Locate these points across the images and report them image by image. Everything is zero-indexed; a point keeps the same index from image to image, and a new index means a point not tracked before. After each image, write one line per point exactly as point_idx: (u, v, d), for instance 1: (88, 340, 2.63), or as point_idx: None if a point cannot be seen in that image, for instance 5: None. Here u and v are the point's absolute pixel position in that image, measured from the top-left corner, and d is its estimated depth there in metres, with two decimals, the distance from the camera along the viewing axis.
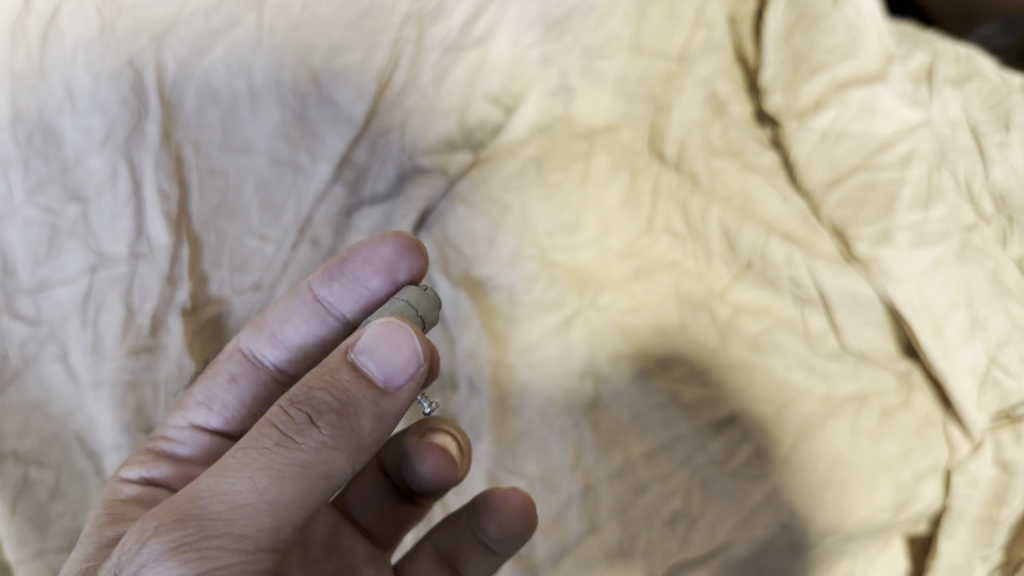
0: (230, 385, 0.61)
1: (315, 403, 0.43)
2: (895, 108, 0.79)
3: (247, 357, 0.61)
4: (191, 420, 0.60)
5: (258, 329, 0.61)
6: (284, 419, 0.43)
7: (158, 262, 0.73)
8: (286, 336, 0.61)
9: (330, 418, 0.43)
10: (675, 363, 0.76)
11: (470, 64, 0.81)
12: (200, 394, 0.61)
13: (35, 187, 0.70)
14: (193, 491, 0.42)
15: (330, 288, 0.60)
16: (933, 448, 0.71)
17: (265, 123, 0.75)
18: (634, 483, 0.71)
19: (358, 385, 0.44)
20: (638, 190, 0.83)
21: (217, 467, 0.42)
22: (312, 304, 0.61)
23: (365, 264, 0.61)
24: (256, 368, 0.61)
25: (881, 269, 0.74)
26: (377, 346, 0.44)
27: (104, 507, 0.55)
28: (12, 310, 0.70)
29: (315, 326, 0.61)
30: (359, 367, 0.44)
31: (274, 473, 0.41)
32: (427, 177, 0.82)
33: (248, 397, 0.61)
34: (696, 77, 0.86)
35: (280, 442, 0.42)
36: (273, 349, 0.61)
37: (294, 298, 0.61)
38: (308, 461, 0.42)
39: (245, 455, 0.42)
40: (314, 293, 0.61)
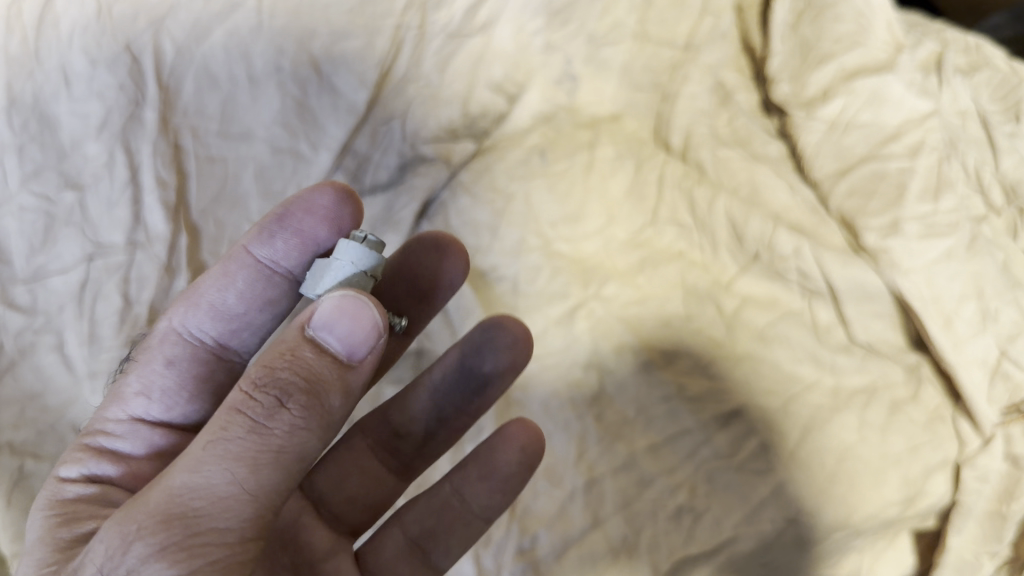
0: (167, 369, 0.54)
1: (285, 384, 0.40)
2: (904, 99, 0.78)
3: (184, 338, 0.54)
4: (131, 412, 0.53)
5: (195, 305, 0.55)
6: (251, 405, 0.40)
7: (156, 251, 0.71)
8: (229, 308, 0.55)
9: (303, 398, 0.40)
10: (681, 356, 0.75)
11: (474, 50, 0.80)
12: (136, 383, 0.53)
13: (31, 174, 0.70)
14: (167, 490, 0.39)
15: (268, 249, 0.54)
16: (943, 442, 0.69)
17: (264, 109, 0.74)
18: (639, 477, 0.70)
19: (321, 362, 0.41)
20: (644, 179, 0.82)
21: (190, 462, 0.39)
22: (251, 267, 0.55)
23: (308, 216, 0.54)
24: (191, 347, 0.54)
25: (890, 259, 0.72)
26: (335, 322, 0.41)
27: (40, 510, 0.47)
28: (8, 300, 0.69)
29: (257, 291, 0.55)
30: (319, 343, 0.41)
31: (251, 462, 0.39)
32: (430, 166, 0.80)
33: (188, 381, 0.54)
34: (702, 66, 0.84)
35: (253, 429, 0.39)
36: (213, 325, 0.55)
37: (230, 262, 0.55)
38: (282, 445, 0.40)
39: (218, 448, 0.39)
40: (252, 255, 0.55)
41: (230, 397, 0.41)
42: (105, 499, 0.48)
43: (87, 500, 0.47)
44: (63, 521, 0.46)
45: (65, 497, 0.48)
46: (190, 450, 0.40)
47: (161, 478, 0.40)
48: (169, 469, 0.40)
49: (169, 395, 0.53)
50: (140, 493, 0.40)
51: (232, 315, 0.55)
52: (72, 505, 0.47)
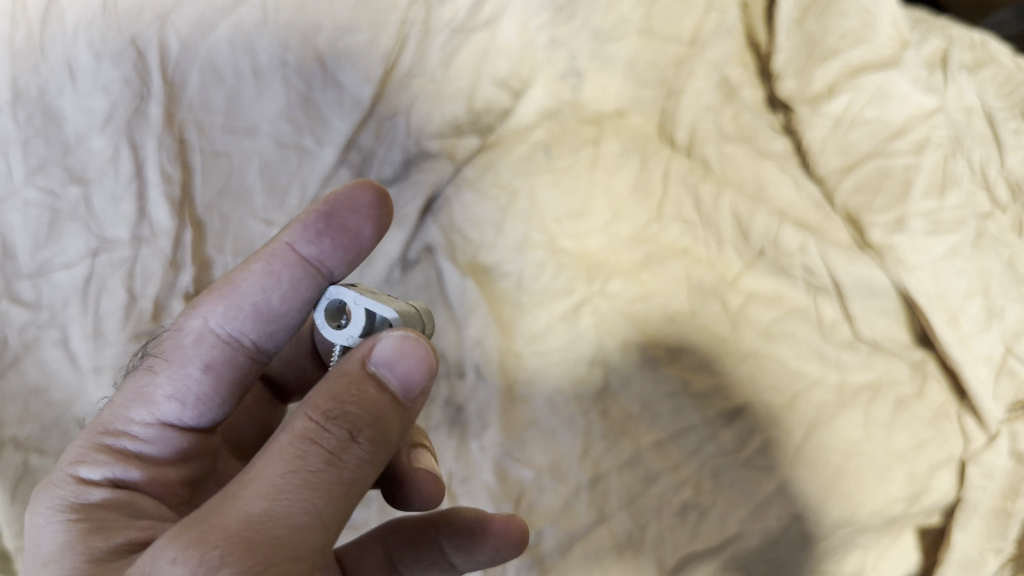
0: (202, 373, 0.48)
1: (357, 420, 0.39)
2: (910, 94, 0.77)
3: (220, 340, 0.48)
4: (160, 416, 0.48)
5: (235, 307, 0.48)
6: (324, 436, 0.38)
7: (160, 246, 0.71)
8: (273, 310, 0.49)
9: (371, 436, 0.39)
10: (686, 352, 0.74)
11: (479, 46, 0.80)
12: (167, 386, 0.48)
13: (36, 168, 0.70)
14: (241, 518, 0.36)
15: (312, 245, 0.49)
16: (948, 439, 0.69)
17: (269, 105, 0.74)
18: (644, 473, 0.70)
19: (386, 398, 0.40)
20: (649, 175, 0.82)
21: (264, 490, 0.37)
22: (293, 263, 0.48)
23: (354, 216, 0.50)
24: (228, 351, 0.48)
25: (895, 256, 0.72)
26: (400, 359, 0.40)
27: (63, 516, 0.43)
28: (12, 295, 0.69)
29: (299, 291, 0.49)
30: (384, 379, 0.40)
31: (327, 493, 0.38)
32: (434, 161, 0.80)
33: (223, 386, 0.49)
34: (707, 62, 0.84)
35: (328, 461, 0.38)
36: (254, 327, 0.49)
37: (273, 259, 0.48)
38: (352, 478, 0.39)
39: (296, 478, 0.37)
40: (297, 254, 0.49)
41: (295, 424, 0.38)
42: (135, 507, 0.45)
43: (118, 506, 0.44)
44: (96, 530, 0.42)
45: (93, 502, 0.44)
46: (256, 477, 0.37)
47: (220, 505, 0.37)
48: (230, 496, 0.37)
49: (204, 402, 0.48)
50: (194, 520, 0.37)
51: (275, 317, 0.49)
52: (101, 513, 0.43)
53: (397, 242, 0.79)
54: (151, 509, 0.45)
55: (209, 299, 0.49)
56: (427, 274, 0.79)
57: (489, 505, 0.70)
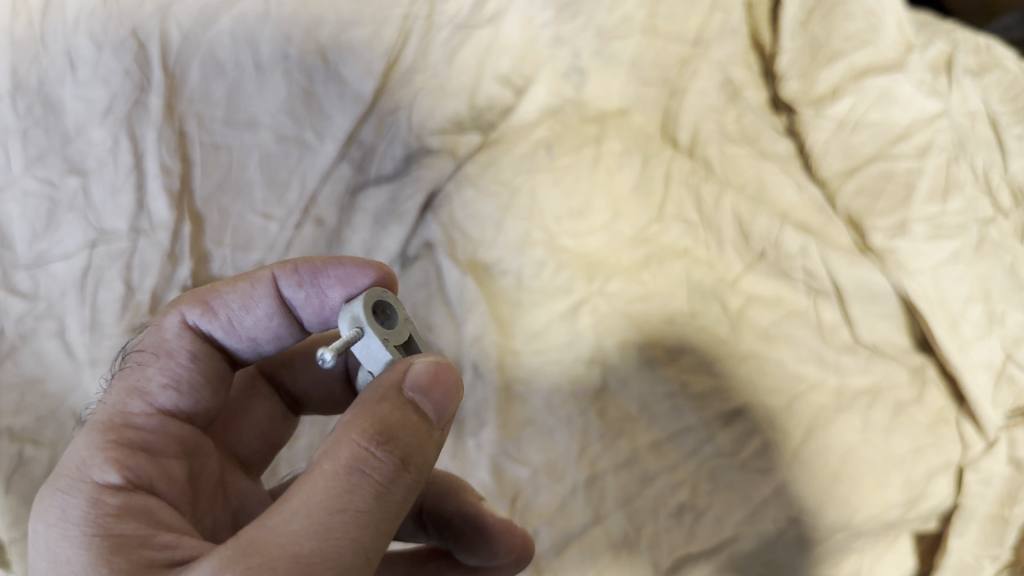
0: (189, 364, 0.52)
1: (402, 451, 0.41)
2: (915, 98, 0.77)
3: (199, 338, 0.53)
4: (156, 405, 0.51)
5: (213, 313, 0.53)
6: (372, 467, 0.40)
7: (158, 238, 0.71)
8: (244, 329, 0.54)
9: (414, 466, 0.41)
10: (685, 353, 0.74)
11: (481, 42, 0.79)
12: (159, 376, 0.51)
13: (35, 158, 0.69)
14: (292, 555, 0.37)
15: (296, 290, 0.54)
16: (947, 444, 0.69)
17: (270, 98, 0.73)
18: (641, 474, 0.70)
19: (424, 427, 0.43)
20: (651, 174, 0.81)
21: (314, 527, 0.38)
22: (272, 297, 0.54)
23: (340, 283, 0.54)
24: (207, 349, 0.54)
25: (897, 260, 0.72)
26: (434, 389, 0.43)
27: (83, 529, 0.42)
28: (9, 286, 0.69)
29: (275, 322, 0.55)
30: (420, 405, 0.43)
31: (374, 524, 0.39)
32: (435, 158, 0.80)
33: (206, 378, 0.53)
34: (711, 61, 0.84)
35: (376, 492, 0.40)
36: (226, 337, 0.54)
37: (258, 286, 0.54)
38: (395, 508, 0.41)
39: (346, 513, 0.39)
40: (279, 289, 0.54)
41: (340, 454, 0.40)
42: (152, 516, 0.44)
43: (134, 514, 0.43)
44: (117, 546, 0.41)
45: (109, 513, 0.43)
46: (304, 510, 0.38)
47: (267, 533, 0.38)
48: (277, 528, 0.38)
49: (193, 389, 0.52)
50: (240, 553, 0.37)
51: (244, 336, 0.55)
52: (120, 524, 0.42)
53: (397, 239, 0.78)
54: (165, 515, 0.44)
55: (191, 297, 0.54)
56: (426, 270, 0.78)
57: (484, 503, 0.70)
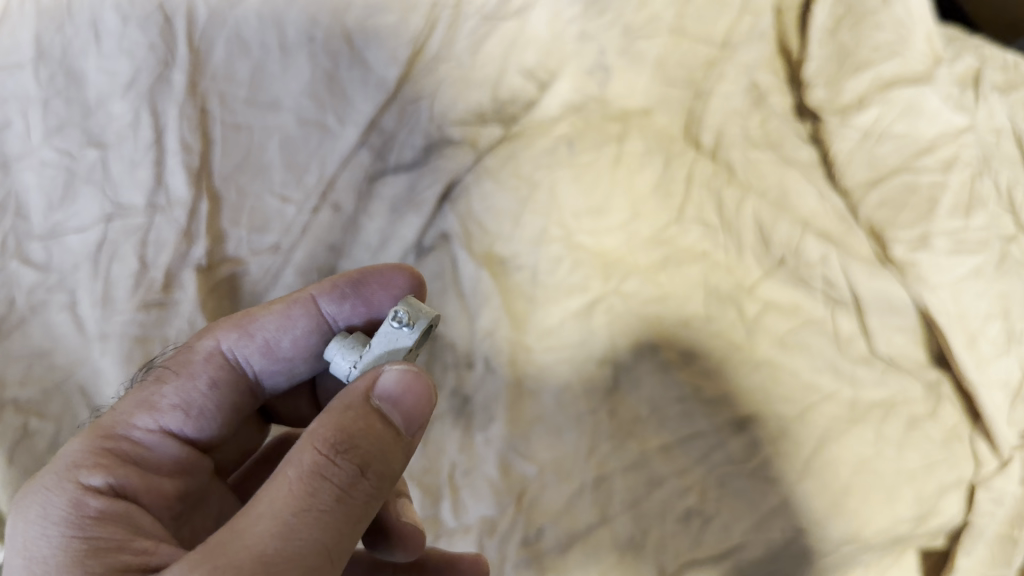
0: (209, 389, 0.52)
1: (364, 454, 0.40)
2: (941, 112, 0.76)
3: (227, 362, 0.53)
4: (163, 424, 0.50)
5: (250, 337, 0.53)
6: (334, 473, 0.39)
7: (175, 216, 0.70)
8: (282, 350, 0.54)
9: (376, 470, 0.41)
10: (699, 357, 0.74)
11: (508, 35, 0.78)
12: (173, 396, 0.50)
13: (54, 129, 0.68)
14: (251, 555, 0.36)
15: (338, 307, 0.54)
16: (959, 461, 0.68)
17: (293, 80, 0.73)
18: (649, 477, 0.69)
19: (391, 434, 0.42)
20: (672, 176, 0.81)
21: (274, 530, 0.37)
22: (314, 317, 0.54)
23: (383, 289, 0.55)
24: (234, 373, 0.53)
25: (917, 274, 0.71)
26: (403, 399, 0.43)
27: (61, 529, 0.41)
28: (22, 255, 0.68)
29: (316, 343, 0.54)
30: (387, 413, 0.42)
31: (336, 530, 0.39)
32: (456, 149, 0.80)
33: (222, 405, 0.52)
34: (739, 64, 0.83)
35: (338, 497, 0.39)
36: (264, 360, 0.54)
37: (296, 307, 0.54)
38: (359, 516, 0.40)
39: (307, 516, 0.38)
40: (318, 307, 0.54)
41: (301, 459, 0.39)
42: (133, 522, 0.43)
43: (115, 520, 0.43)
44: (92, 549, 0.40)
45: (90, 515, 0.42)
46: (265, 514, 0.38)
47: (228, 537, 0.37)
48: (238, 532, 0.37)
49: (205, 416, 0.52)
50: (202, 556, 0.37)
51: (282, 359, 0.54)
52: (99, 528, 0.42)
53: (413, 229, 0.77)
54: (146, 524, 0.44)
55: (226, 323, 0.53)
56: (442, 261, 0.78)
57: (489, 498, 0.69)
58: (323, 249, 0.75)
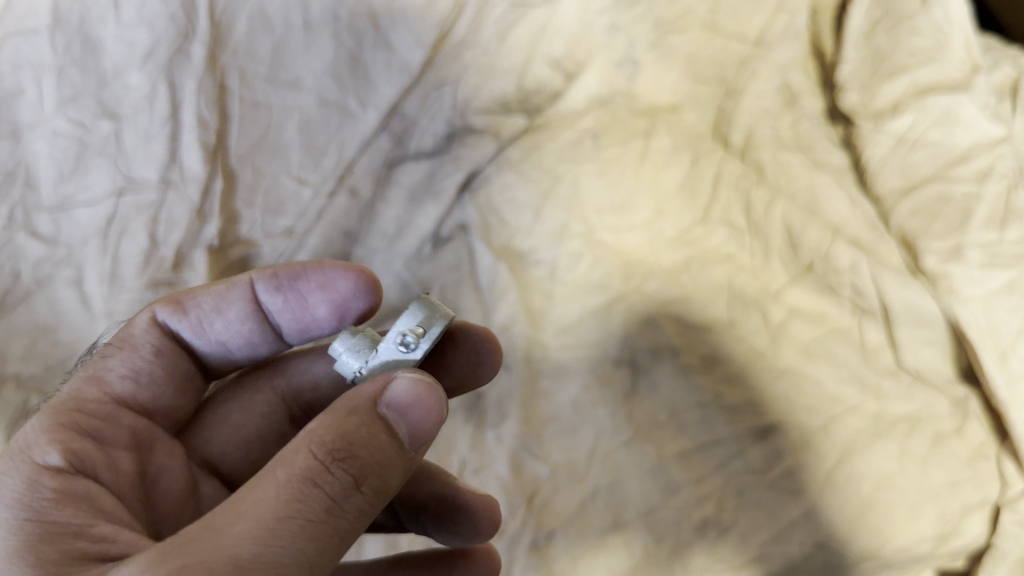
0: (152, 360, 0.51)
1: (362, 466, 0.38)
2: (978, 121, 0.73)
3: (166, 337, 0.52)
4: (106, 396, 0.48)
5: (185, 314, 0.52)
6: (328, 482, 0.37)
7: (189, 193, 0.68)
8: (215, 331, 0.53)
9: (371, 484, 0.38)
10: (722, 363, 0.72)
11: (536, 22, 0.76)
12: (120, 368, 0.50)
13: (69, 98, 0.66)
14: (228, 559, 0.34)
15: (273, 297, 0.53)
16: (985, 481, 0.65)
17: (316, 59, 0.71)
18: (665, 484, 0.66)
19: (392, 446, 0.39)
20: (699, 175, 0.79)
21: (256, 532, 0.35)
22: (248, 303, 0.53)
23: (320, 289, 0.54)
24: (174, 350, 0.52)
25: (949, 285, 0.69)
26: (413, 411, 0.40)
27: (16, 511, 0.39)
28: (29, 227, 0.65)
29: (247, 328, 0.54)
30: (392, 424, 0.40)
31: (321, 542, 0.36)
32: (478, 138, 0.78)
33: (168, 379, 0.51)
34: (772, 64, 0.81)
35: (327, 508, 0.37)
36: (196, 339, 0.53)
37: (232, 291, 0.53)
38: (347, 530, 0.38)
39: (292, 523, 0.35)
40: (256, 293, 0.53)
41: (295, 461, 0.37)
42: (95, 505, 0.40)
43: (74, 501, 0.40)
44: (48, 533, 0.38)
45: (47, 497, 0.40)
46: (248, 515, 0.35)
47: (204, 537, 0.35)
48: (216, 531, 0.35)
49: (155, 385, 0.50)
50: (171, 553, 0.34)
51: (219, 340, 0.54)
52: (57, 511, 0.39)
53: (431, 218, 0.75)
54: (111, 508, 0.41)
55: (164, 297, 0.53)
56: (459, 253, 0.75)
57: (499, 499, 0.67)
58: (338, 235, 0.73)
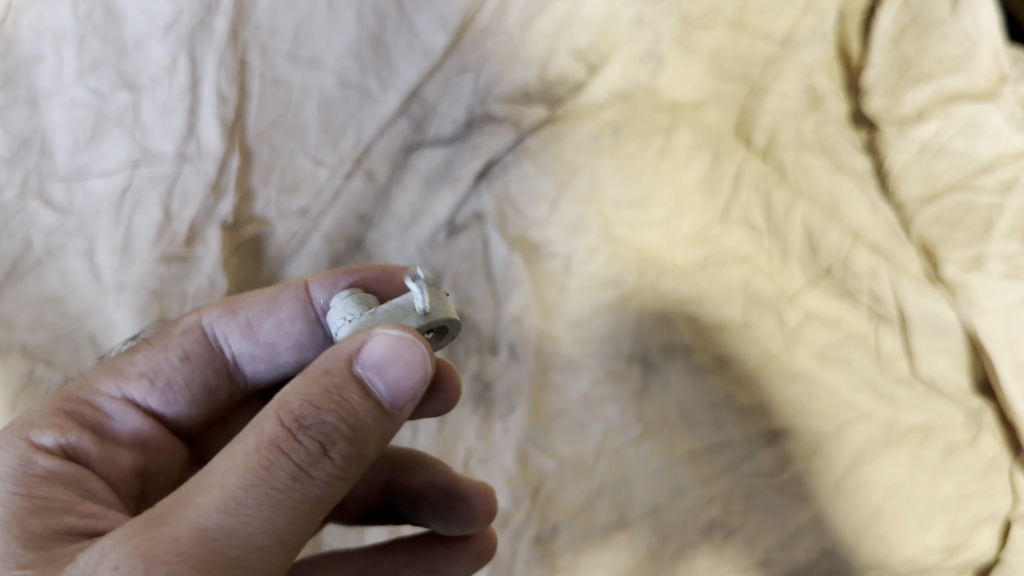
0: (179, 363, 0.49)
1: (330, 431, 0.36)
2: (1003, 132, 0.72)
3: (206, 339, 0.50)
4: (126, 393, 0.48)
5: (233, 315, 0.51)
6: (295, 448, 0.35)
7: (204, 167, 0.67)
8: (264, 333, 0.51)
9: (344, 448, 0.37)
10: (734, 364, 0.71)
11: (561, 13, 0.76)
12: (141, 364, 0.48)
13: (88, 67, 0.65)
14: (193, 531, 0.33)
15: (330, 297, 0.51)
16: (996, 494, 0.64)
17: (338, 39, 0.70)
18: (673, 484, 0.66)
19: (366, 408, 0.37)
20: (720, 173, 0.78)
21: (219, 500, 0.34)
22: (303, 303, 0.51)
23: (378, 286, 0.52)
24: (213, 353, 0.50)
25: (968, 295, 0.68)
26: (391, 367, 0.37)
27: (7, 485, 0.40)
28: (42, 195, 0.65)
29: (300, 330, 0.51)
30: (368, 387, 0.38)
31: (290, 510, 0.35)
32: (497, 126, 0.77)
33: (193, 382, 0.50)
34: (798, 64, 0.80)
35: (294, 475, 0.35)
36: (242, 342, 0.51)
37: (283, 292, 0.51)
38: (319, 495, 0.36)
39: (257, 491, 0.34)
40: (309, 294, 0.51)
41: (265, 426, 0.36)
42: (84, 487, 0.42)
43: (63, 482, 0.41)
44: (36, 508, 0.39)
45: (37, 474, 0.41)
46: (215, 484, 0.34)
47: (177, 508, 0.34)
48: (185, 502, 0.34)
49: (172, 390, 0.49)
50: (143, 525, 0.34)
51: (266, 343, 0.51)
52: (44, 489, 0.40)
53: (446, 205, 0.75)
54: (98, 491, 0.42)
55: (214, 302, 0.51)
56: (473, 242, 0.75)
57: (504, 489, 0.66)
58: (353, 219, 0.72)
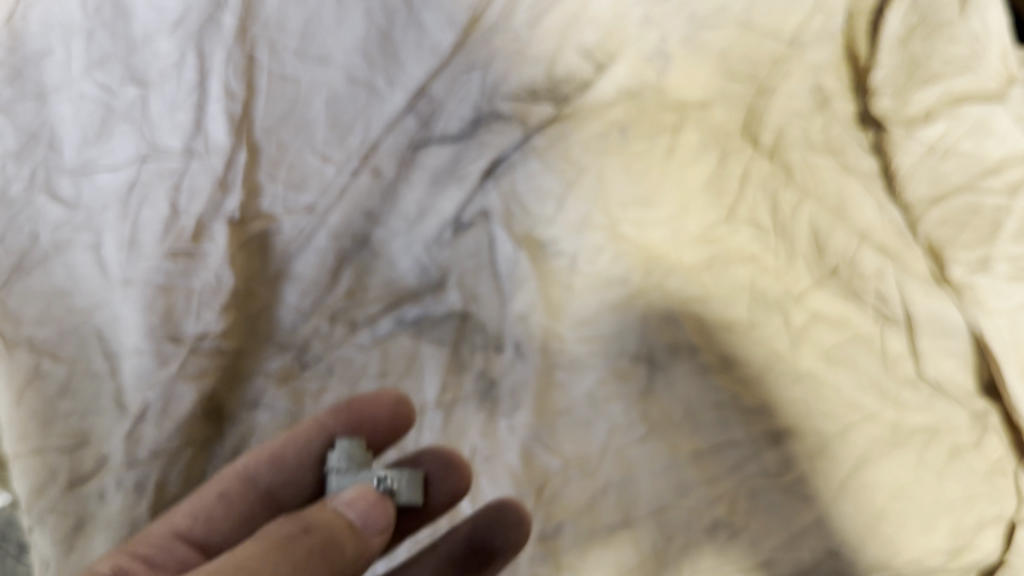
0: (219, 498, 0.53)
1: (308, 523, 0.41)
2: (1011, 133, 0.72)
3: (242, 475, 0.54)
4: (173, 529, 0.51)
5: (257, 452, 0.55)
6: (277, 532, 0.41)
7: (212, 163, 0.67)
8: (289, 458, 0.54)
9: (323, 537, 0.41)
10: (740, 364, 0.71)
11: (569, 11, 0.75)
12: (186, 509, 0.52)
13: (97, 62, 0.66)
14: None
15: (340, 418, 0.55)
16: (1002, 496, 0.65)
17: (347, 35, 0.70)
18: (678, 483, 0.65)
19: (338, 518, 0.43)
20: (726, 173, 0.79)
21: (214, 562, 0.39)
22: (319, 429, 0.55)
23: (376, 410, 0.57)
24: (246, 484, 0.54)
25: (974, 296, 0.68)
26: (357, 501, 0.44)
27: None
28: (50, 190, 0.64)
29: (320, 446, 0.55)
30: (340, 512, 0.43)
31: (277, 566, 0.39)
32: (505, 125, 0.77)
33: (230, 516, 0.53)
34: (805, 64, 0.81)
35: (277, 547, 0.40)
36: (271, 470, 0.54)
37: (301, 428, 0.55)
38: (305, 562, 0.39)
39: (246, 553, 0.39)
40: (325, 425, 0.55)
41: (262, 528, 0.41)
42: None
43: None
44: None
45: None
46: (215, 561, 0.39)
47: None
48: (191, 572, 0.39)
49: (211, 522, 0.52)
50: None
51: (292, 467, 0.55)
52: None
53: (453, 202, 0.75)
54: None
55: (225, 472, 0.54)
56: (479, 240, 0.75)
57: (508, 487, 0.65)
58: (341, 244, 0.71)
